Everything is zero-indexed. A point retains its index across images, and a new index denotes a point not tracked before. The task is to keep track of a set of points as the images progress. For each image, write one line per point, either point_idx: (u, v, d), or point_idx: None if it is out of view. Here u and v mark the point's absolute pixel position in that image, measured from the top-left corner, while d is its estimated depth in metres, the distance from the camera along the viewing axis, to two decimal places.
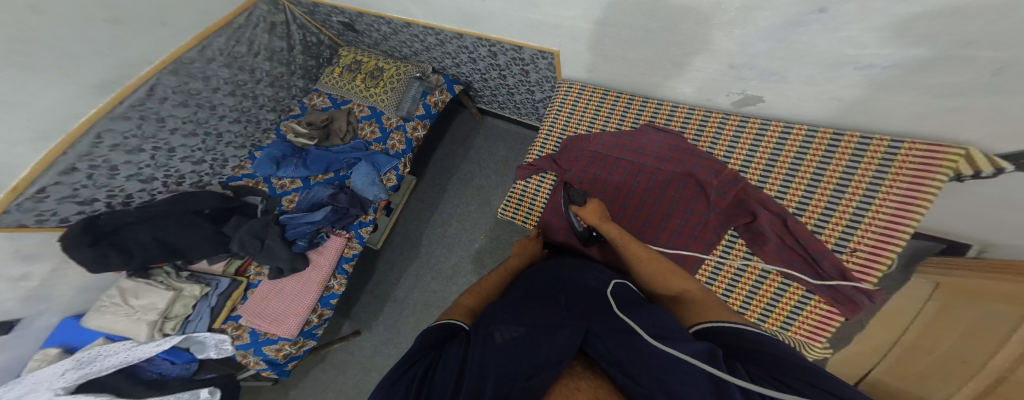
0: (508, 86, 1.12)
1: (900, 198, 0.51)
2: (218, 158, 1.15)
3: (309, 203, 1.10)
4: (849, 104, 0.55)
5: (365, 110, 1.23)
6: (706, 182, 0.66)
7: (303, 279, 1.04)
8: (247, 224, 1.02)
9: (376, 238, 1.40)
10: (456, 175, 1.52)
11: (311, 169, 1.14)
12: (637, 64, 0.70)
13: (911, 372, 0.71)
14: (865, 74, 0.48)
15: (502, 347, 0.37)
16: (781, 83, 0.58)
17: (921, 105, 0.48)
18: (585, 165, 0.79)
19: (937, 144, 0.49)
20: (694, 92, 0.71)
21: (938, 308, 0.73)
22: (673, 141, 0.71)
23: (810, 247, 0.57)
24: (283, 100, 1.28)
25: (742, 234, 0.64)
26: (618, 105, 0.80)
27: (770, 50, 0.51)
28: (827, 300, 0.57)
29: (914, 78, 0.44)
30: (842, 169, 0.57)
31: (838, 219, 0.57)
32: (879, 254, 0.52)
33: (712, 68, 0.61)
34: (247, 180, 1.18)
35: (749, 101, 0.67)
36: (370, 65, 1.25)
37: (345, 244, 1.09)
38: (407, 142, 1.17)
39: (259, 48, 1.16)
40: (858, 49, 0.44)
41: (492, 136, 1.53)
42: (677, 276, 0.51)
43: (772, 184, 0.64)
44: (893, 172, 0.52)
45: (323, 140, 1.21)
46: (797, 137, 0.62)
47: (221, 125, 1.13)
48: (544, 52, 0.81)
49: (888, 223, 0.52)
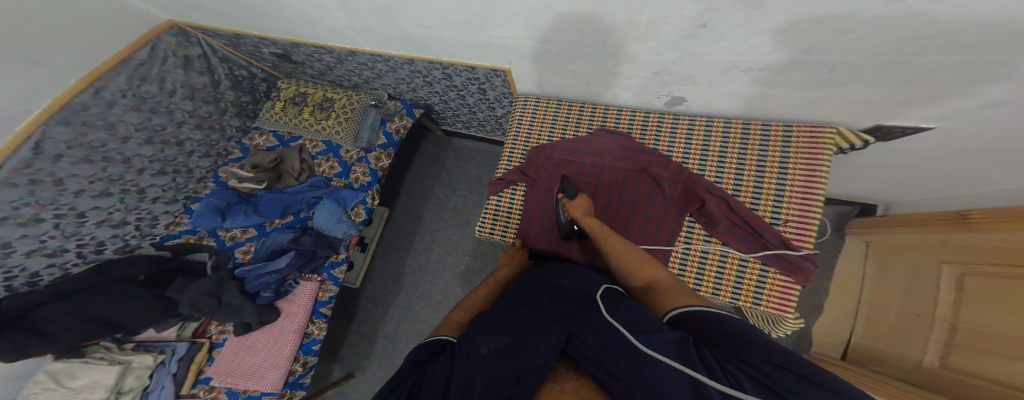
0: (469, 105, 1.16)
1: (805, 171, 0.63)
2: (145, 216, 1.04)
3: (266, 251, 1.08)
4: (746, 99, 0.65)
5: (319, 145, 1.20)
6: (658, 176, 0.71)
7: (276, 329, 1.01)
8: (196, 284, 0.96)
9: (352, 276, 1.38)
10: (430, 200, 1.52)
11: (265, 214, 1.09)
12: (581, 75, 0.75)
13: (880, 329, 0.83)
14: (748, 75, 0.57)
15: (489, 360, 0.38)
16: (694, 85, 0.64)
17: (796, 88, 0.57)
18: (551, 172, 0.82)
19: (819, 126, 0.63)
20: (632, 96, 0.77)
21: (879, 265, 0.91)
22: (625, 142, 0.76)
23: (753, 223, 0.64)
24: (218, 143, 1.19)
25: (697, 218, 0.70)
26: (575, 115, 0.85)
27: (677, 59, 0.57)
28: (781, 271, 0.63)
29: (782, 72, 0.54)
30: (757, 150, 0.68)
31: (766, 196, 0.65)
32: (806, 221, 0.62)
33: (640, 76, 0.67)
34: (187, 237, 1.10)
35: (675, 102, 0.73)
36: (317, 96, 1.22)
37: (319, 287, 1.07)
38: (371, 172, 1.16)
39: (174, 85, 1.07)
40: (741, 57, 0.52)
41: (461, 156, 1.55)
42: (651, 267, 0.55)
43: (710, 171, 0.70)
44: (793, 151, 0.64)
45: (274, 182, 1.15)
46: (718, 128, 0.72)
47: (142, 179, 1.03)
48: (496, 70, 0.85)
49: (803, 193, 0.63)
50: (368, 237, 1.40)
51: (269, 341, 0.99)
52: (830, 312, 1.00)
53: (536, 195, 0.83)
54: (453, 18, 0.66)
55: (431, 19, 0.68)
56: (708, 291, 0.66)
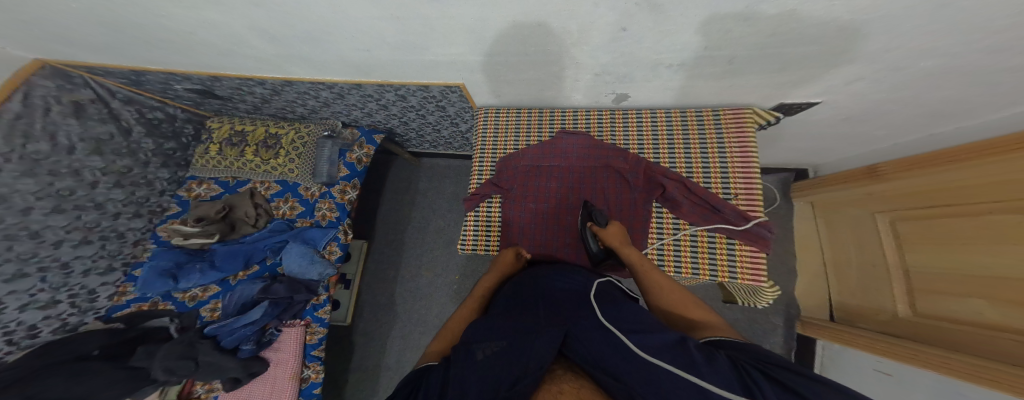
0: (432, 123, 1.16)
1: (739, 147, 0.70)
2: (79, 291, 0.96)
3: (236, 304, 1.01)
4: (677, 90, 0.70)
5: (273, 187, 1.16)
6: (621, 169, 0.75)
7: (268, 380, 1.00)
8: (164, 348, 0.90)
9: (340, 314, 1.33)
10: (410, 225, 1.49)
11: (224, 268, 1.04)
12: (533, 83, 0.78)
13: (850, 284, 0.91)
14: (673, 70, 0.61)
15: (485, 366, 0.37)
16: (633, 82, 0.68)
17: (716, 80, 0.63)
18: (522, 180, 0.83)
19: (739, 108, 0.72)
20: (584, 97, 0.80)
21: (827, 224, 1.01)
22: (585, 141, 0.78)
23: (711, 200, 0.68)
24: (149, 200, 1.12)
25: (663, 203, 0.73)
26: (536, 120, 0.88)
27: (612, 60, 0.60)
28: (745, 242, 0.67)
29: (699, 67, 0.59)
30: (698, 134, 0.74)
31: (715, 179, 0.71)
32: (751, 188, 0.68)
33: (585, 78, 0.70)
34: (138, 304, 1.02)
35: (622, 98, 0.77)
36: (258, 133, 1.16)
37: (305, 331, 1.06)
38: (338, 208, 1.13)
39: (71, 138, 0.95)
40: (662, 55, 0.56)
41: (434, 175, 1.54)
42: (697, 307, 0.53)
43: (664, 159, 0.75)
44: (726, 135, 0.71)
45: (229, 232, 1.09)
46: (663, 118, 0.77)
47: (60, 252, 0.93)
48: (451, 86, 0.86)
49: (743, 169, 0.70)
50: (350, 274, 1.36)
51: (264, 393, 0.99)
52: (804, 274, 1.07)
53: (512, 205, 0.84)
54: (393, 39, 0.65)
55: (370, 42, 0.68)
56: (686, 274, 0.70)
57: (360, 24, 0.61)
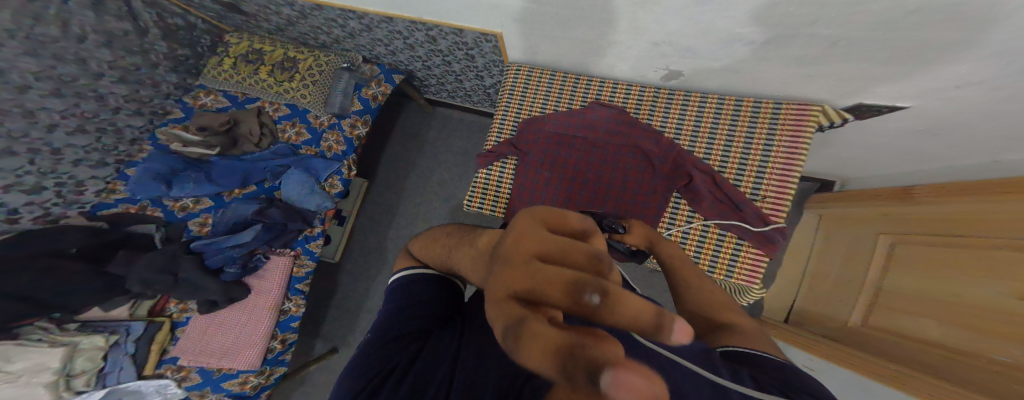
0: (456, 73, 1.11)
1: (788, 145, 0.67)
2: (67, 182, 0.96)
3: (225, 225, 1.02)
4: (742, 73, 0.66)
5: (283, 109, 1.12)
6: (650, 151, 0.74)
7: (247, 307, 1.02)
8: (147, 257, 0.93)
9: (330, 251, 1.36)
10: (413, 172, 1.48)
11: (219, 183, 1.03)
12: (579, 44, 0.73)
13: (817, 295, 0.97)
14: (749, 48, 0.57)
15: (501, 353, 0.36)
16: (693, 57, 0.64)
17: (792, 66, 0.59)
18: (543, 146, 0.82)
19: (806, 104, 0.66)
20: (628, 69, 0.77)
21: (826, 237, 1.02)
22: (619, 115, 0.77)
23: (735, 197, 0.69)
24: (151, 101, 1.10)
25: (683, 194, 0.74)
26: (569, 87, 0.84)
27: (681, 28, 0.56)
28: (754, 244, 0.69)
29: (780, 50, 0.55)
30: (746, 126, 0.71)
31: (749, 174, 0.71)
32: (783, 192, 0.68)
33: (639, 46, 0.66)
34: (126, 205, 1.03)
35: (673, 76, 0.74)
36: (277, 55, 1.11)
37: (293, 262, 1.06)
38: (347, 141, 1.11)
39: (82, 29, 0.94)
40: (745, 28, 0.52)
41: (446, 127, 1.50)
42: (729, 310, 0.45)
43: (699, 148, 0.74)
44: (781, 126, 0.68)
45: (229, 147, 1.07)
46: (712, 104, 0.74)
47: (53, 137, 0.94)
48: (487, 34, 0.81)
49: (782, 172, 0.68)
50: (346, 211, 1.37)
51: (243, 319, 1.01)
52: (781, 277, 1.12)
53: (526, 170, 0.83)
54: None
55: None
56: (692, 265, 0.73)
57: None
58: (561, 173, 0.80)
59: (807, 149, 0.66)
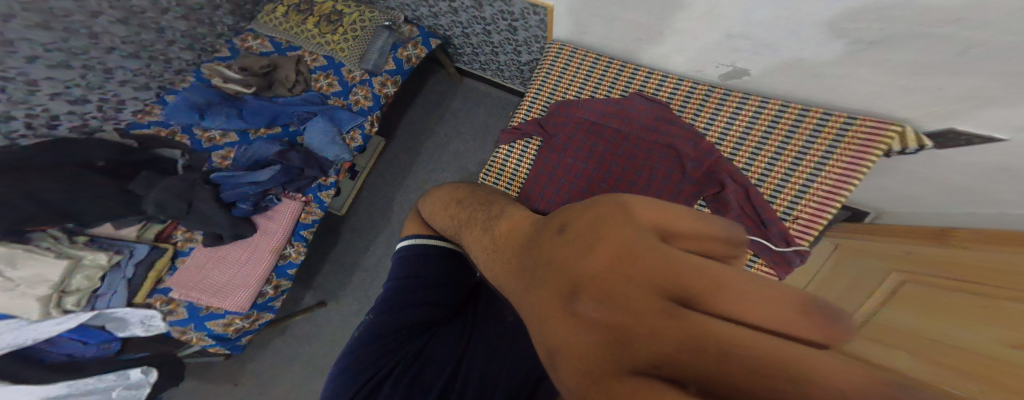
0: (493, 44, 1.09)
1: (846, 167, 0.61)
2: (110, 98, 1.01)
3: (250, 160, 1.05)
4: (824, 81, 0.61)
5: (320, 60, 1.12)
6: (684, 153, 0.71)
7: (249, 247, 1.03)
8: (164, 183, 0.95)
9: (338, 203, 1.31)
10: (430, 138, 1.47)
11: (249, 121, 1.05)
12: (635, 27, 0.72)
13: None
14: (847, 49, 0.52)
15: (508, 354, 0.44)
16: (770, 56, 0.62)
17: (879, 82, 0.55)
18: (571, 131, 0.80)
19: (882, 123, 0.59)
20: (685, 61, 0.75)
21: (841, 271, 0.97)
22: (658, 110, 0.75)
23: (764, 214, 0.65)
24: (206, 38, 1.15)
25: (710, 203, 0.70)
26: (612, 73, 0.81)
27: (771, 17, 0.54)
28: (770, 264, 0.65)
29: (872, 59, 0.52)
30: (802, 141, 0.66)
31: (788, 192, 0.66)
32: (820, 215, 0.63)
33: (711, 36, 0.64)
34: (156, 128, 1.06)
35: (734, 74, 0.72)
36: (326, 7, 1.15)
37: (302, 208, 1.07)
38: (373, 98, 1.10)
39: None
40: (843, 26, 0.49)
41: (469, 99, 1.48)
42: None
43: (740, 157, 0.71)
44: (843, 145, 0.62)
45: (264, 90, 1.09)
46: (771, 111, 0.69)
47: (110, 58, 0.99)
48: (537, 6, 0.82)
49: (825, 196, 0.63)
50: (361, 166, 1.32)
51: (242, 258, 1.02)
52: None
53: (549, 153, 0.81)
54: None
55: None
56: None
57: None
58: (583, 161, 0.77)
59: (867, 172, 0.59)
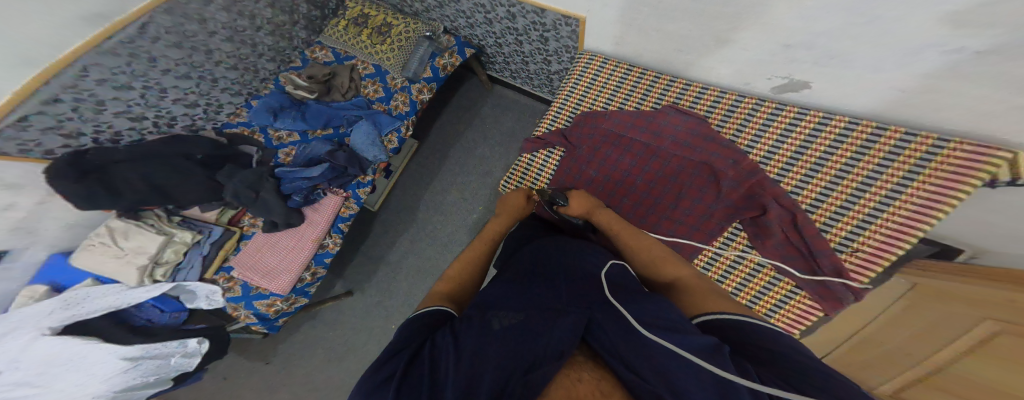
0: (524, 54, 1.08)
1: (920, 204, 0.51)
2: (212, 102, 1.13)
3: (304, 158, 1.10)
4: (905, 97, 0.53)
5: (369, 68, 1.17)
6: (721, 172, 0.67)
7: (296, 236, 1.05)
8: (241, 173, 1.01)
9: (373, 199, 1.35)
10: (460, 143, 1.49)
11: (310, 123, 1.12)
12: (675, 39, 0.70)
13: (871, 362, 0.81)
14: (946, 58, 0.43)
15: (499, 336, 0.35)
16: (837, 67, 0.56)
17: (967, 104, 0.46)
18: (595, 144, 0.79)
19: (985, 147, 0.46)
20: (731, 73, 0.71)
21: None
22: (695, 125, 0.71)
23: (812, 245, 0.60)
24: (285, 51, 1.26)
25: (746, 226, 0.67)
26: (643, 83, 0.78)
27: (839, 27, 0.49)
28: (812, 296, 0.61)
29: (952, 76, 0.45)
30: (872, 167, 0.57)
31: (849, 219, 0.58)
32: (885, 251, 0.54)
33: (763, 46, 0.60)
34: (241, 128, 1.17)
35: (790, 87, 0.66)
36: (378, 19, 1.20)
37: (342, 202, 1.10)
38: (411, 103, 1.13)
39: None
40: (922, 37, 0.43)
41: (499, 105, 1.49)
42: (670, 263, 0.52)
43: (791, 178, 0.64)
44: (924, 176, 0.51)
45: (324, 95, 1.17)
46: (833, 130, 0.61)
47: (217, 70, 1.11)
48: (569, 17, 0.81)
49: (895, 231, 0.54)
50: (395, 166, 1.36)
51: (288, 246, 1.05)
52: None
53: (572, 164, 0.80)
54: None
55: None
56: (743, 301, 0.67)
57: None
58: (608, 176, 0.76)
59: (954, 207, 0.48)
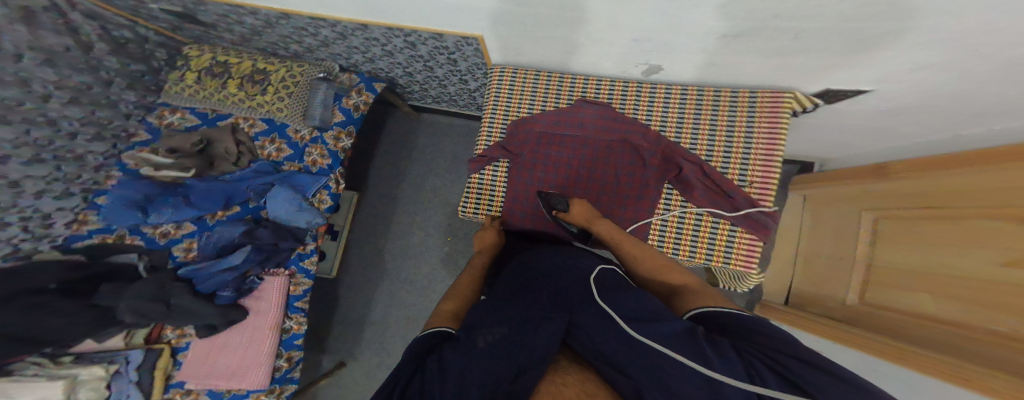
0: (438, 78, 1.12)
1: (768, 134, 0.70)
2: (34, 215, 0.94)
3: (212, 247, 1.05)
4: (715, 66, 0.67)
5: (258, 124, 1.12)
6: (639, 145, 0.77)
7: (248, 328, 1.03)
8: (134, 288, 0.93)
9: (326, 266, 1.36)
10: (405, 180, 1.48)
11: (201, 207, 1.04)
12: (558, 43, 0.73)
13: (810, 274, 1.02)
14: (723, 40, 0.56)
15: (486, 358, 0.39)
16: (671, 52, 0.65)
17: (765, 56, 0.59)
18: (533, 146, 0.83)
19: (778, 92, 0.69)
20: (612, 65, 0.77)
21: (812, 217, 1.07)
22: (605, 112, 0.79)
23: (725, 185, 0.71)
24: (113, 124, 1.06)
25: (675, 185, 0.76)
26: (554, 86, 0.86)
27: (657, 26, 0.56)
28: (747, 230, 0.72)
29: (750, 41, 0.55)
30: (727, 114, 0.74)
31: (734, 163, 0.73)
32: (769, 171, 0.70)
33: (620, 43, 0.66)
34: (102, 236, 1.02)
35: (653, 71, 0.75)
36: (244, 66, 1.10)
37: (288, 282, 1.08)
38: (331, 154, 1.12)
39: (16, 47, 0.85)
40: (716, 23, 0.51)
41: (434, 133, 1.50)
42: (674, 272, 0.60)
43: (686, 137, 0.77)
44: (758, 114, 0.71)
45: (204, 169, 1.06)
46: (692, 95, 0.76)
47: (11, 169, 0.89)
48: (467, 37, 0.79)
49: (764, 161, 0.71)
50: (338, 225, 1.36)
51: (244, 341, 1.02)
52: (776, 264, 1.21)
53: (520, 171, 0.84)
54: None
55: None
56: (701, 258, 0.74)
57: None
58: (555, 175, 0.82)
59: (785, 134, 0.68)
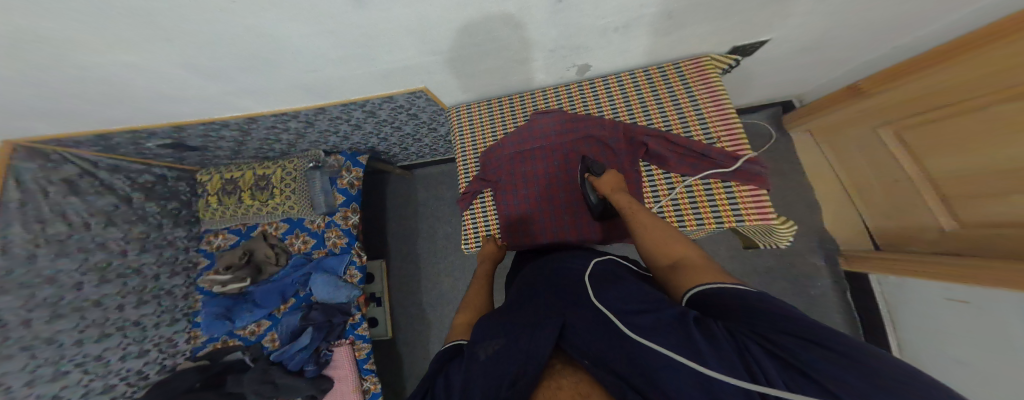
0: (410, 134, 1.15)
1: (708, 91, 0.72)
2: (161, 340, 1.09)
3: (286, 332, 1.11)
4: (636, 51, 0.69)
5: (281, 225, 1.20)
6: (602, 137, 0.74)
7: (337, 394, 1.09)
8: (246, 377, 1.02)
9: (380, 330, 1.40)
10: (418, 235, 1.51)
11: (266, 305, 1.13)
12: (493, 72, 0.74)
13: (873, 205, 1.00)
14: (622, 32, 0.60)
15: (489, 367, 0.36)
16: (588, 53, 0.67)
17: (671, 26, 0.60)
18: (508, 169, 0.82)
19: (697, 58, 0.74)
20: (547, 76, 0.78)
21: (833, 151, 1.08)
22: (560, 117, 0.78)
23: (696, 148, 0.68)
24: (183, 258, 1.19)
25: (650, 160, 0.73)
26: (507, 110, 0.86)
27: (563, 33, 0.57)
28: (740, 182, 0.66)
29: (649, 20, 0.56)
30: (665, 87, 0.75)
31: (694, 127, 0.71)
32: (731, 127, 0.69)
33: (542, 57, 0.67)
34: (212, 344, 1.17)
35: (584, 69, 0.76)
36: (248, 178, 1.19)
37: (352, 348, 1.12)
38: (346, 233, 1.16)
39: (82, 216, 0.96)
40: (605, 19, 0.54)
41: (428, 184, 1.54)
42: (670, 244, 0.51)
43: (639, 118, 0.75)
44: (690, 82, 0.73)
45: (257, 275, 1.15)
46: (627, 79, 0.77)
47: (132, 312, 1.04)
48: (414, 92, 0.80)
49: (722, 122, 0.70)
50: (378, 292, 1.42)
51: None
52: (828, 202, 1.13)
53: (504, 195, 0.82)
54: (338, 58, 0.60)
55: (316, 62, 0.61)
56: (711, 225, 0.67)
57: (298, 46, 0.55)
58: (537, 187, 0.80)
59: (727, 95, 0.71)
